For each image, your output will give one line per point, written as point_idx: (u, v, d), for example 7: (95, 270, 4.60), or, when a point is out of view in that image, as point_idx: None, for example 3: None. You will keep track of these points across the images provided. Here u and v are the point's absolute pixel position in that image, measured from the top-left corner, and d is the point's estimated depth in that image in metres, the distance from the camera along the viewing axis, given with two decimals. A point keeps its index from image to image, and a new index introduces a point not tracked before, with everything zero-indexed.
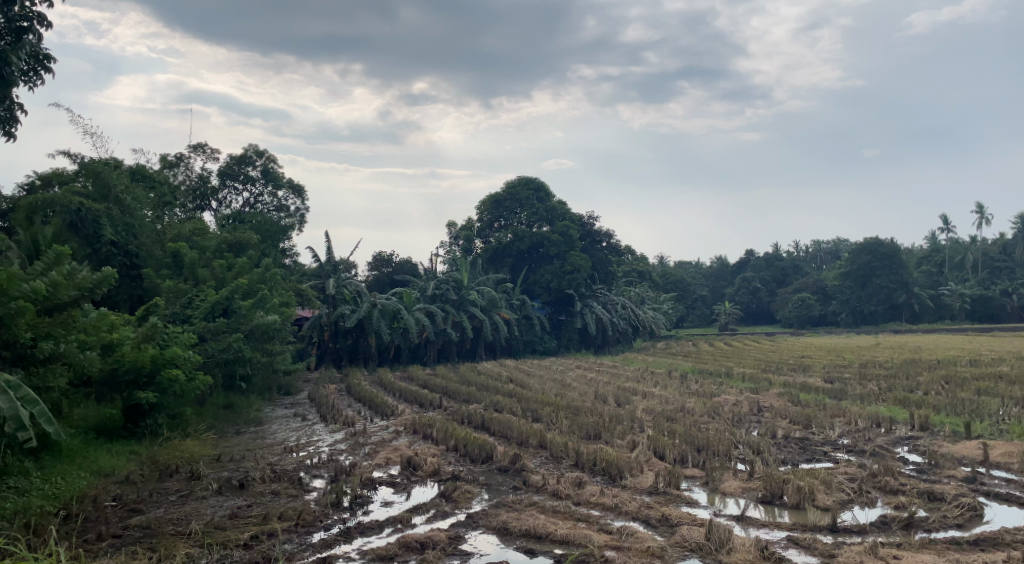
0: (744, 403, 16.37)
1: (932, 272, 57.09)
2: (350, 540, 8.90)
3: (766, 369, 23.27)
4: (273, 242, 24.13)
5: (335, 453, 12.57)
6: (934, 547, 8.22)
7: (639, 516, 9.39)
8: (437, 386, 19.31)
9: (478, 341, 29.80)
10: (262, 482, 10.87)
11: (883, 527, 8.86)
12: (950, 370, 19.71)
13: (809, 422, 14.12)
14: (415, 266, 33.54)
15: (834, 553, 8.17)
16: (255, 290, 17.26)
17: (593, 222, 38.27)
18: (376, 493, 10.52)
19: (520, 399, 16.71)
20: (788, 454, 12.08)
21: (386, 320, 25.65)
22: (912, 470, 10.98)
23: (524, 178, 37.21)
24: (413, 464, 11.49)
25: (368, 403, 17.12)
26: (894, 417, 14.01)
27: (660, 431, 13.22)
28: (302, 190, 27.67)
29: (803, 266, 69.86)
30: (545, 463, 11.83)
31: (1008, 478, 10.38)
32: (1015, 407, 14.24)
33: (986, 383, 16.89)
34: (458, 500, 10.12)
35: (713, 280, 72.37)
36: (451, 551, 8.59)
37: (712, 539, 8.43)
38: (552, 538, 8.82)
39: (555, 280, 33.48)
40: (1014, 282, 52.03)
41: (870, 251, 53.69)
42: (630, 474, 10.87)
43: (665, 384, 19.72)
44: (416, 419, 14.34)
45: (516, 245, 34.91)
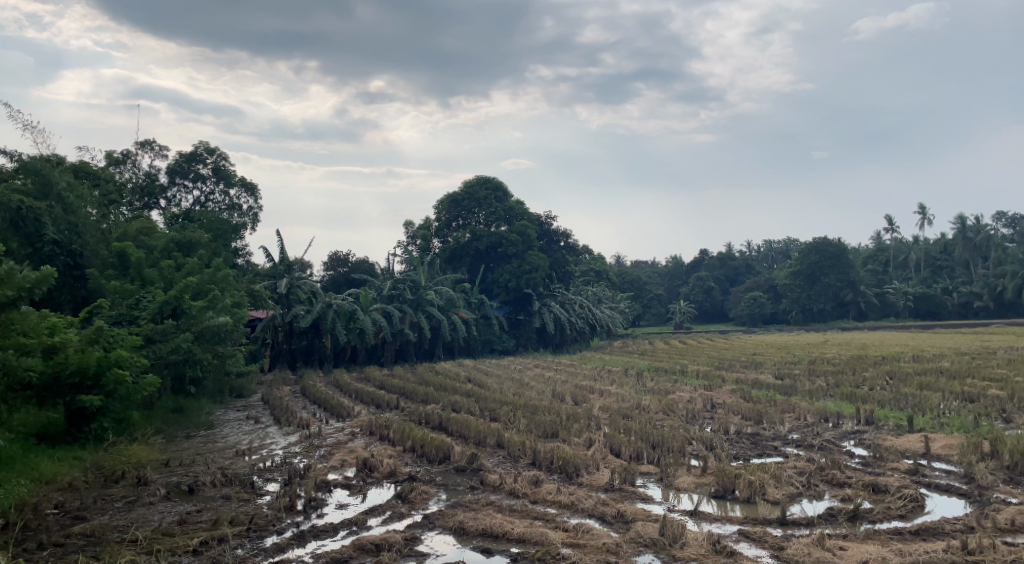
0: (698, 400, 16.64)
1: (876, 270, 58.89)
2: (304, 544, 8.78)
3: (719, 366, 23.68)
4: (224, 241, 23.62)
5: (289, 456, 12.38)
6: (878, 538, 8.48)
7: (594, 513, 9.47)
8: (394, 387, 19.16)
9: (436, 341, 29.67)
10: (213, 487, 10.66)
11: (830, 519, 9.09)
12: (894, 366, 20.37)
13: (760, 417, 14.42)
14: (372, 266, 33.23)
15: (783, 545, 8.34)
16: (205, 290, 16.91)
17: (551, 222, 38.37)
18: (331, 496, 10.39)
19: (478, 398, 16.69)
20: (740, 449, 12.32)
21: (341, 320, 25.31)
22: (857, 463, 11.29)
23: (482, 178, 37.10)
24: (369, 465, 11.40)
25: (323, 404, 16.95)
26: (841, 412, 14.39)
27: (616, 428, 13.37)
28: (255, 188, 27.18)
29: (755, 265, 71.42)
30: (503, 463, 11.85)
31: (948, 469, 10.75)
32: (955, 401, 14.75)
33: (928, 378, 17.46)
34: (414, 501, 10.08)
35: (669, 280, 73.41)
36: (407, 552, 8.56)
37: (666, 534, 8.55)
38: (509, 537, 8.84)
39: (513, 280, 33.54)
40: (954, 281, 54.00)
41: (819, 251, 55.06)
42: (586, 471, 10.97)
43: (621, 382, 19.91)
44: (372, 420, 14.20)
45: (474, 245, 34.82)
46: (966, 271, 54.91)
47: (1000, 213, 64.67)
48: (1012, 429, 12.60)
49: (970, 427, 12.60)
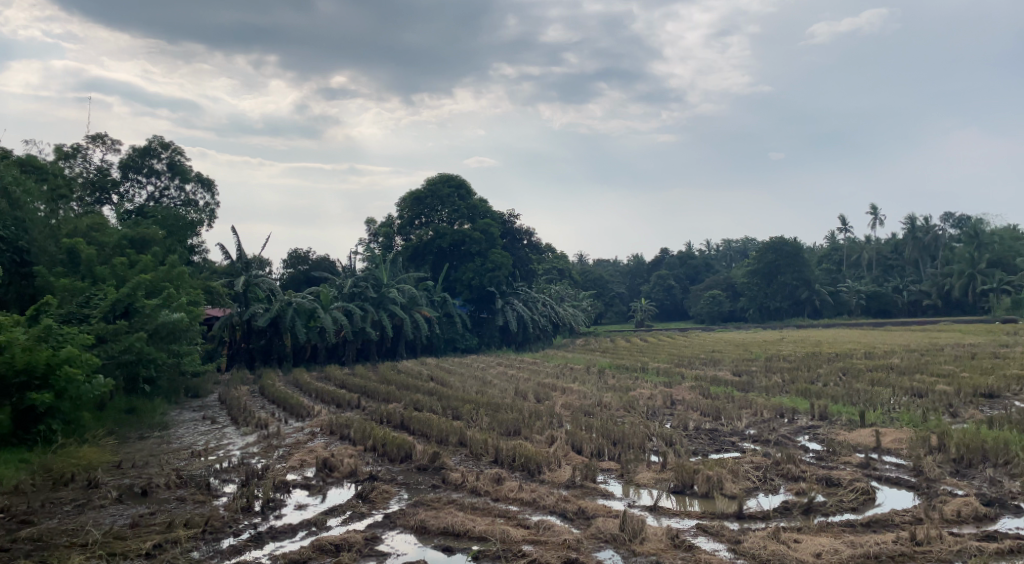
0: (658, 396, 16.84)
1: (830, 269, 60.26)
2: (261, 546, 8.66)
3: (679, 363, 24.02)
4: (179, 237, 23.16)
5: (247, 457, 12.20)
6: (831, 530, 8.69)
7: (556, 510, 9.52)
8: (355, 386, 18.98)
9: (398, 339, 29.47)
10: (167, 489, 10.45)
11: (785, 512, 9.28)
12: (846, 362, 20.90)
13: (718, 413, 14.66)
14: (332, 263, 32.89)
15: (740, 539, 8.49)
16: (160, 287, 16.57)
17: (514, 221, 38.38)
18: (289, 497, 10.25)
19: (440, 396, 16.65)
20: (698, 445, 12.50)
21: (301, 319, 25.01)
22: (812, 457, 11.56)
23: (445, 175, 36.92)
24: (329, 465, 11.28)
25: (282, 404, 16.72)
26: (796, 408, 14.71)
27: (578, 425, 13.44)
28: (212, 183, 26.68)
29: (714, 264, 72.52)
30: (465, 461, 11.84)
31: (898, 463, 11.05)
32: (905, 396, 15.20)
33: (879, 374, 17.96)
34: (375, 501, 10.00)
35: (630, 278, 74.01)
36: (367, 552, 8.50)
37: (626, 529, 8.63)
38: (470, 535, 8.83)
39: (476, 278, 33.51)
40: (904, 280, 55.74)
41: (775, 250, 56.19)
42: (548, 468, 11.03)
43: (583, 380, 20.03)
44: (333, 419, 14.06)
45: (437, 243, 34.68)
46: (916, 270, 56.73)
47: (948, 214, 66.81)
48: (958, 423, 13.03)
49: (919, 421, 12.98)
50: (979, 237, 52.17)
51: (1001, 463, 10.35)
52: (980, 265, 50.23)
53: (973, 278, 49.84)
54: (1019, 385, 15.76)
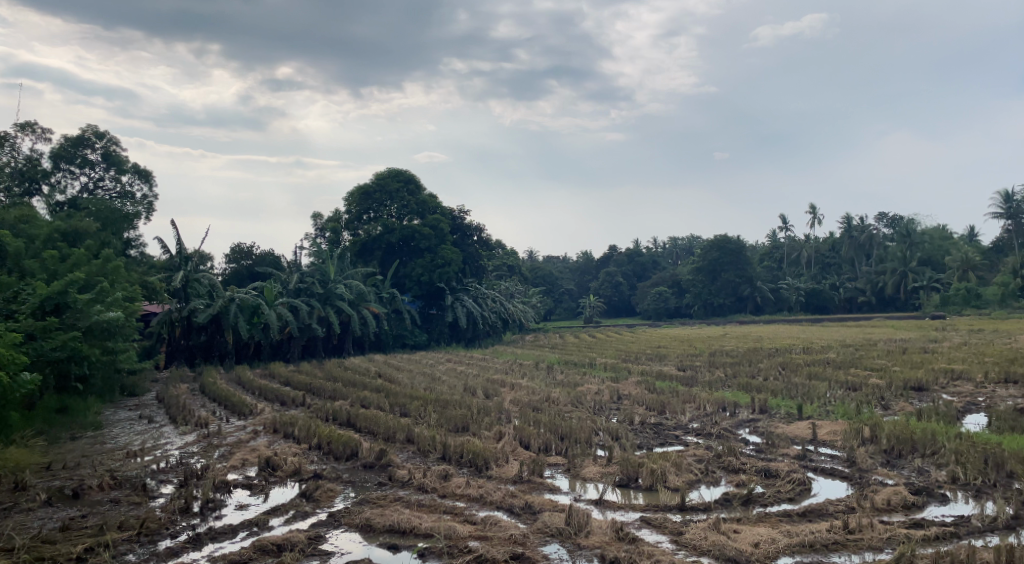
0: (605, 391, 17.04)
1: (772, 267, 61.84)
2: (200, 547, 8.47)
3: (625, 359, 24.37)
4: (115, 230, 22.42)
5: (186, 457, 11.88)
6: (769, 520, 8.93)
7: (503, 505, 9.56)
8: (300, 383, 18.67)
9: (345, 336, 29.07)
10: (101, 490, 10.12)
11: (726, 503, 9.50)
12: (786, 357, 21.52)
13: (663, 408, 14.92)
14: (277, 258, 32.25)
15: (682, 530, 8.65)
16: (94, 282, 16.02)
17: (464, 216, 38.25)
18: (230, 497, 10.04)
19: (388, 394, 16.49)
20: (643, 439, 12.70)
21: (244, 315, 24.47)
22: (752, 450, 11.86)
23: (394, 170, 36.55)
24: (272, 464, 11.05)
25: (223, 403, 16.33)
26: (738, 402, 15.08)
27: (526, 421, 13.51)
28: (150, 174, 25.88)
29: (661, 261, 73.67)
30: (412, 458, 11.78)
31: (833, 454, 11.42)
32: (840, 390, 15.72)
33: (816, 368, 18.53)
34: (319, 500, 9.87)
35: (579, 274, 74.67)
36: (310, 552, 8.38)
37: (572, 523, 8.72)
38: (416, 532, 8.79)
39: (426, 274, 33.34)
40: (841, 277, 57.74)
41: (719, 248, 57.32)
42: (496, 464, 11.05)
43: (531, 376, 20.16)
44: (277, 418, 13.81)
45: (386, 238, 34.32)
46: (852, 268, 58.74)
47: (883, 214, 69.28)
48: (889, 415, 13.55)
49: (852, 414, 13.43)
50: (910, 236, 54.43)
51: (928, 454, 10.77)
52: (911, 264, 52.40)
53: (905, 276, 52.12)
54: (945, 378, 16.47)
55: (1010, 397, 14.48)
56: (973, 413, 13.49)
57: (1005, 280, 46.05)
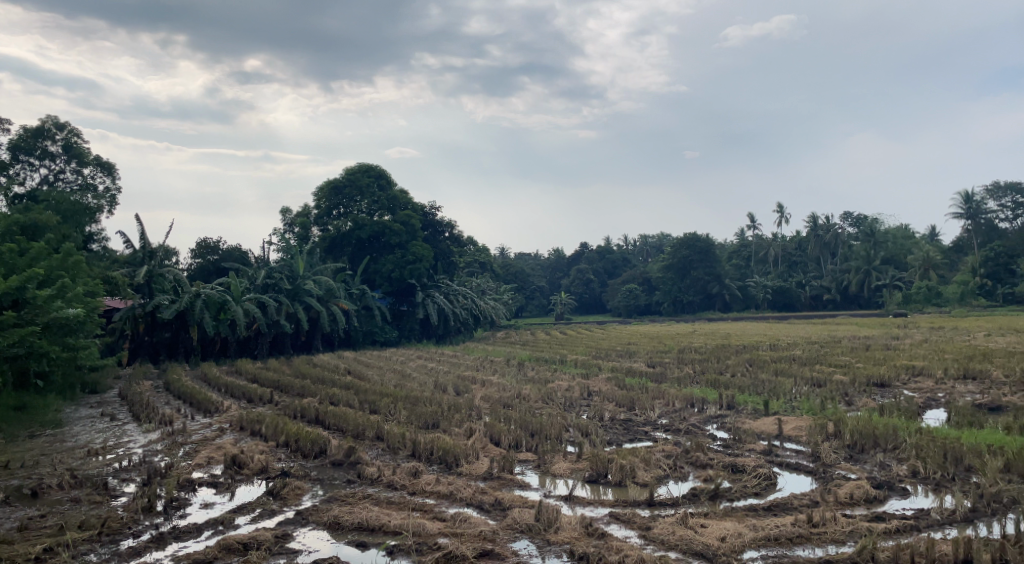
0: (575, 388, 17.10)
1: (740, 265, 62.60)
2: (163, 547, 8.33)
3: (595, 355, 24.51)
4: (75, 223, 21.93)
5: (149, 455, 11.68)
6: (736, 515, 9.04)
7: (473, 502, 9.55)
8: (268, 380, 18.44)
9: (314, 333, 28.77)
10: (61, 490, 9.90)
11: (693, 499, 9.59)
12: (752, 354, 21.79)
13: (632, 404, 15.02)
14: (244, 254, 31.80)
15: (650, 525, 8.72)
16: (53, 277, 15.66)
17: (435, 213, 38.08)
18: (195, 495, 9.88)
19: (358, 391, 16.37)
20: (613, 435, 12.77)
21: (210, 311, 24.11)
22: (719, 445, 11.99)
23: (364, 165, 36.15)
24: (238, 462, 10.89)
25: (188, 400, 16.07)
26: (706, 398, 15.23)
27: (496, 417, 13.51)
28: (112, 167, 25.35)
29: (631, 258, 74.16)
30: (381, 455, 11.71)
31: (798, 449, 11.60)
32: (805, 386, 15.97)
33: (782, 365, 18.80)
34: (287, 497, 9.77)
35: (551, 272, 74.86)
36: (277, 550, 8.29)
37: (541, 519, 8.74)
38: (385, 529, 8.73)
39: (396, 271, 33.14)
40: (807, 275, 58.68)
41: (689, 245, 57.84)
42: (466, 461, 11.02)
43: (502, 372, 20.17)
44: (243, 415, 13.63)
45: (356, 234, 34.00)
46: (817, 267, 59.74)
47: (847, 213, 70.53)
48: (852, 410, 13.80)
49: (817, 410, 13.64)
50: (874, 235, 55.60)
51: (890, 448, 10.99)
52: (874, 262, 53.49)
53: (868, 274, 53.24)
54: (906, 374, 16.84)
55: (968, 393, 14.84)
56: (933, 409, 13.79)
57: (963, 280, 47.34)
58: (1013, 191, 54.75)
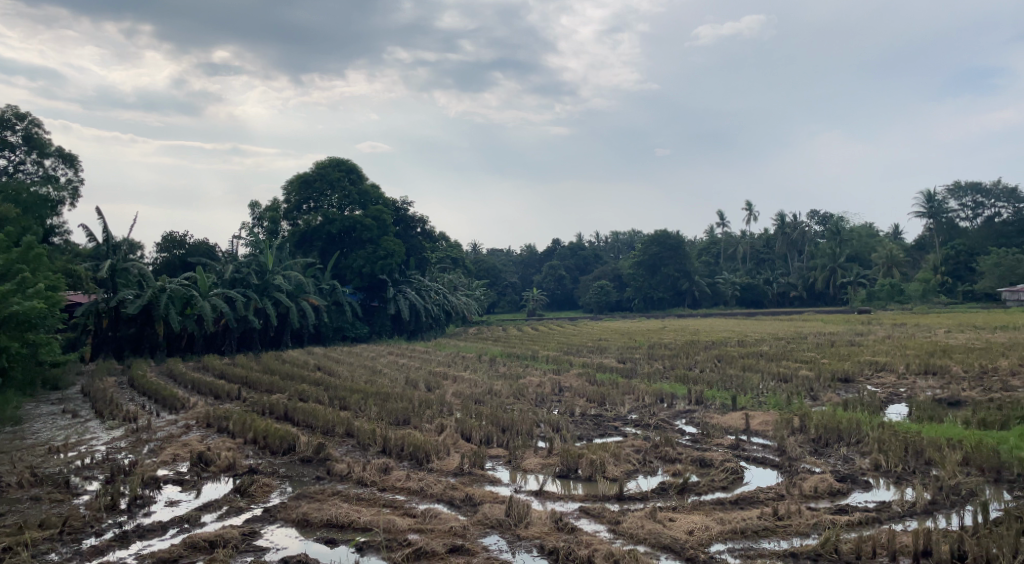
0: (546, 383, 17.16)
1: (709, 261, 63.27)
2: (127, 546, 8.19)
3: (567, 351, 24.62)
4: (35, 216, 21.44)
5: (112, 453, 11.47)
6: (704, 509, 9.14)
7: (444, 497, 9.54)
8: (236, 376, 18.21)
9: (284, 328, 28.47)
10: (19, 488, 9.69)
11: (662, 493, 9.68)
12: (721, 350, 22.05)
13: (603, 399, 15.12)
14: (211, 248, 31.34)
15: (619, 519, 8.78)
16: (13, 270, 15.32)
17: (407, 207, 37.85)
18: (160, 493, 9.74)
19: (328, 386, 16.25)
20: (584, 430, 12.83)
21: (176, 305, 23.73)
22: (687, 440, 12.12)
23: (335, 159, 35.77)
24: (204, 460, 10.74)
25: (153, 396, 15.81)
26: (675, 393, 15.38)
27: (467, 413, 13.51)
28: (75, 159, 24.82)
29: (603, 254, 74.56)
30: (351, 451, 11.63)
31: (764, 443, 11.77)
32: (772, 381, 16.21)
33: (749, 361, 19.05)
34: (254, 495, 9.66)
35: (523, 268, 75.02)
36: (243, 547, 8.19)
37: (512, 514, 8.76)
38: (354, 526, 8.68)
39: (368, 266, 32.93)
40: (774, 273, 59.57)
41: (659, 242, 58.36)
42: (437, 456, 10.99)
43: (474, 368, 20.17)
44: (210, 412, 13.46)
45: (326, 229, 33.68)
46: (784, 264, 60.65)
47: (814, 211, 71.57)
48: (818, 405, 14.04)
49: (783, 405, 13.87)
50: (840, 234, 56.51)
51: (853, 442, 11.20)
52: (840, 260, 54.49)
53: (834, 271, 54.15)
54: (869, 369, 17.17)
55: (929, 388, 15.18)
56: (895, 403, 14.09)
57: (926, 278, 48.43)
58: (973, 191, 56.01)
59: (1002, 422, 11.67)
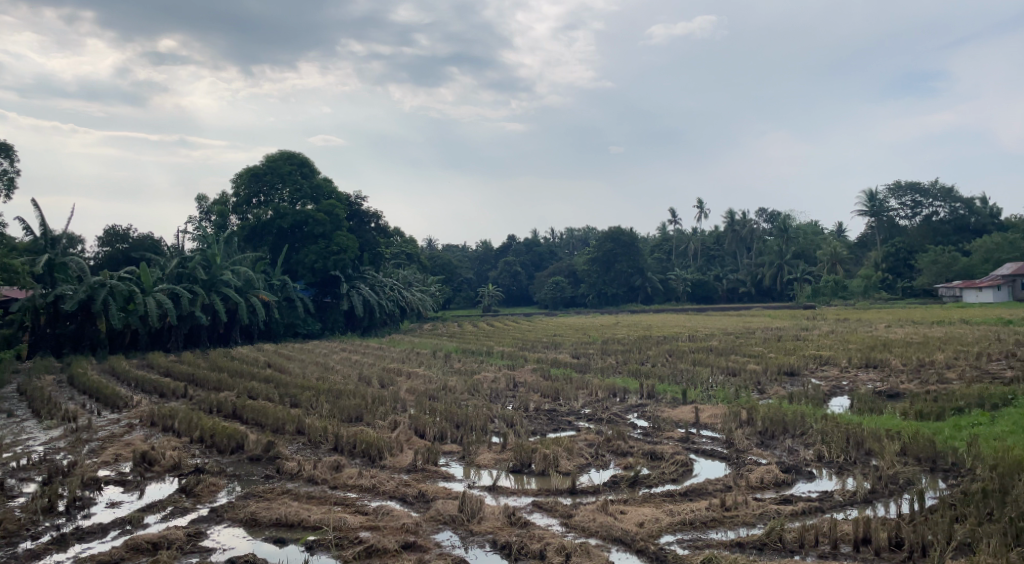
0: (501, 379, 17.20)
1: (661, 258, 64.22)
2: (65, 549, 7.94)
3: (521, 346, 24.71)
4: None
5: (51, 453, 11.09)
6: (654, 501, 9.27)
7: (396, 494, 9.48)
8: (182, 373, 17.79)
9: (233, 325, 27.93)
10: None
11: (614, 486, 9.78)
12: (673, 344, 22.42)
13: (557, 394, 15.21)
14: (155, 242, 30.51)
15: (572, 513, 8.85)
16: None
17: (361, 202, 37.43)
18: (100, 494, 9.45)
19: (279, 383, 15.99)
20: (537, 425, 12.88)
21: (117, 302, 23.01)
22: (639, 433, 12.28)
23: (286, 153, 35.09)
24: (149, 459, 10.47)
25: (95, 394, 15.34)
26: (628, 387, 15.58)
27: (421, 409, 13.44)
28: (9, 149, 23.86)
29: (558, 250, 75.04)
30: (302, 449, 11.47)
31: (713, 436, 11.99)
32: (721, 375, 16.56)
33: (700, 355, 19.41)
34: (200, 495, 9.44)
35: (479, 264, 75.04)
36: (188, 548, 8.01)
37: (465, 510, 8.73)
38: (304, 525, 8.56)
39: (320, 261, 32.49)
40: (724, 269, 60.88)
41: (613, 239, 59.14)
42: (389, 453, 10.91)
43: (428, 364, 20.09)
44: (154, 410, 13.11)
45: (277, 223, 33.05)
46: (734, 261, 61.90)
47: (763, 209, 73.12)
48: (764, 398, 14.39)
49: (731, 398, 14.18)
50: (787, 231, 57.88)
51: (798, 434, 11.49)
52: (787, 257, 55.92)
53: (780, 268, 55.50)
54: (814, 363, 17.66)
55: (870, 380, 15.70)
56: (838, 396, 14.50)
57: (868, 274, 49.97)
58: (912, 190, 57.85)
59: (937, 413, 12.10)
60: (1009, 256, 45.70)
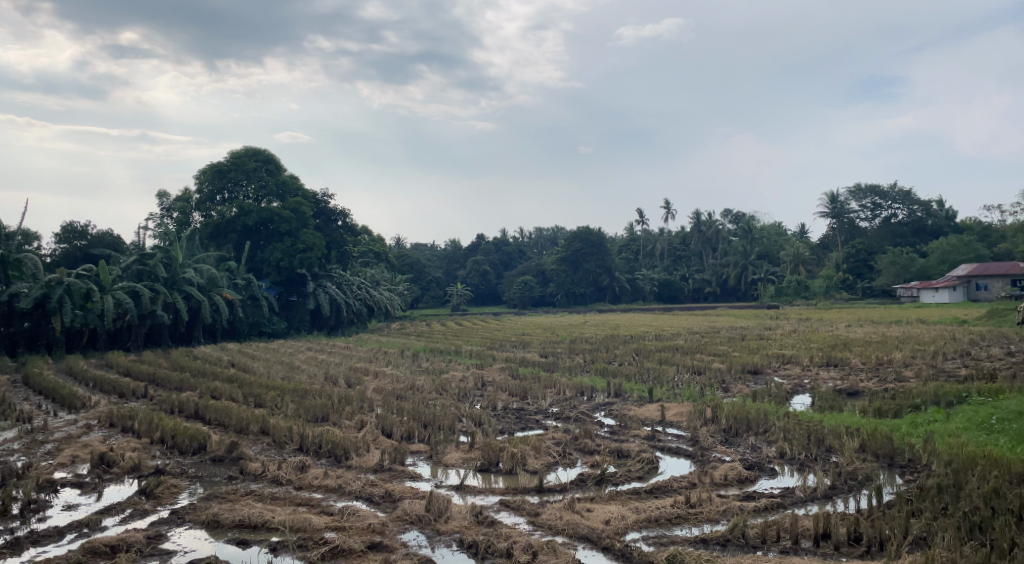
0: (469, 378, 17.17)
1: (629, 258, 64.64)
2: (19, 553, 7.74)
3: (489, 345, 24.69)
4: None
5: (4, 456, 10.80)
6: (620, 498, 9.34)
7: (362, 494, 9.41)
8: (143, 373, 17.42)
9: (195, 324, 27.45)
10: None
11: (581, 484, 9.83)
12: (639, 343, 22.58)
13: (524, 393, 15.23)
14: (115, 239, 29.92)
15: (538, 511, 8.87)
16: None
17: (328, 200, 37.05)
18: (56, 497, 9.22)
19: (243, 383, 15.77)
20: (505, 424, 12.89)
21: (75, 300, 22.49)
22: (606, 432, 12.35)
23: (251, 149, 34.50)
24: (107, 461, 10.25)
25: (52, 394, 14.96)
26: (595, 386, 15.65)
27: (389, 409, 13.35)
28: None
29: (526, 250, 75.08)
30: (267, 450, 11.32)
31: (678, 434, 12.10)
32: (687, 374, 16.73)
33: (666, 354, 19.59)
34: (160, 497, 9.27)
35: (447, 263, 74.76)
36: (148, 551, 7.86)
37: (431, 510, 8.69)
38: (268, 526, 8.45)
39: (285, 260, 32.12)
40: (690, 269, 61.50)
41: (581, 239, 59.34)
42: (356, 453, 10.82)
43: (396, 363, 19.94)
44: (113, 411, 12.83)
45: (241, 220, 32.55)
46: (699, 261, 62.54)
47: (728, 210, 74.02)
48: (729, 396, 14.59)
49: (697, 396, 14.33)
50: (752, 232, 58.72)
51: (761, 432, 11.64)
52: (751, 257, 56.74)
53: (745, 268, 56.30)
54: (778, 361, 17.93)
55: (831, 379, 15.98)
56: (800, 395, 14.74)
57: (829, 274, 50.94)
58: (873, 193, 59.00)
59: (895, 410, 12.37)
60: (964, 257, 47.02)
